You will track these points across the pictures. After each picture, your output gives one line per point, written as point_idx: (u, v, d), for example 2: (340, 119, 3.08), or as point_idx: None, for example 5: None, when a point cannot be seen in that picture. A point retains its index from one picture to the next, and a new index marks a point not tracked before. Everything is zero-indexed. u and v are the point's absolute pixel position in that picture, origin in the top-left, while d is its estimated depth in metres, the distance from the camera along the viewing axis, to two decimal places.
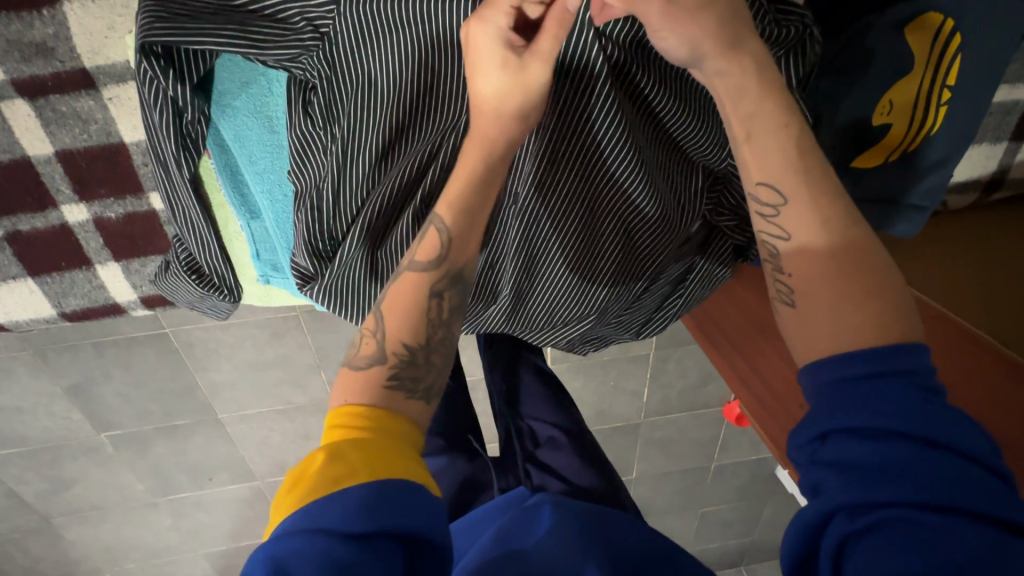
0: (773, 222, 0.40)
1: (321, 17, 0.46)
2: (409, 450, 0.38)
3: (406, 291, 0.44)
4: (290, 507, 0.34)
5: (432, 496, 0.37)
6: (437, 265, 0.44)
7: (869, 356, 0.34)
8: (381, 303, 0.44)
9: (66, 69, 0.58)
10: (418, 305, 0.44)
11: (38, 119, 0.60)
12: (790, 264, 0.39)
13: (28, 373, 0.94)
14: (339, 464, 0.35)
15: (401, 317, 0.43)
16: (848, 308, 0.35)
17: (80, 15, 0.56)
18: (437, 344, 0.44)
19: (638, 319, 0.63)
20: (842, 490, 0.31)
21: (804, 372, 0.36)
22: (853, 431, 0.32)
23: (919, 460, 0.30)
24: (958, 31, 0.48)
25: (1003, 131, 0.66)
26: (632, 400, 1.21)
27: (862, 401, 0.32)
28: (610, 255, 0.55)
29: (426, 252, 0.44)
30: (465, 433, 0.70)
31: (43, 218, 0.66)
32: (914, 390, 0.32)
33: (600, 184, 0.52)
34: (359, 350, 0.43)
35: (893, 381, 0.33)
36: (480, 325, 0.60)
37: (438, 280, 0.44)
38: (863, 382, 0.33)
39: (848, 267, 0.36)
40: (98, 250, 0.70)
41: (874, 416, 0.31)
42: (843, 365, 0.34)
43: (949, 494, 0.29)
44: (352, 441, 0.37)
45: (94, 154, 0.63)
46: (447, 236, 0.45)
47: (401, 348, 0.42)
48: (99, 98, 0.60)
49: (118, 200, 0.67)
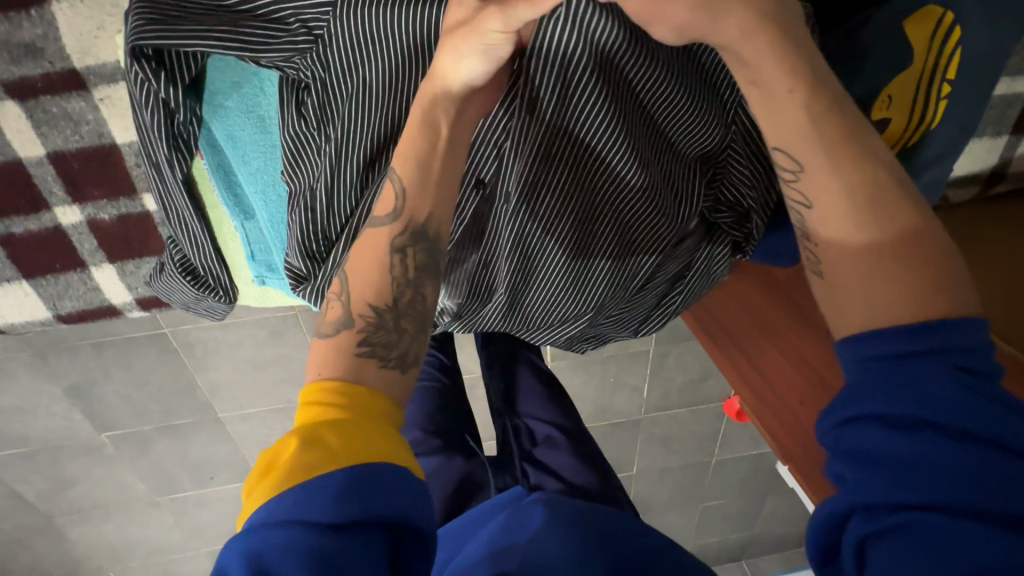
0: (794, 188, 0.39)
1: (315, 18, 0.45)
2: (387, 430, 0.38)
3: (373, 250, 0.44)
4: (264, 496, 0.34)
5: (414, 480, 0.37)
6: (395, 218, 0.44)
7: (900, 335, 0.33)
8: (345, 265, 0.44)
9: (56, 70, 0.58)
10: (382, 262, 0.44)
11: (29, 121, 0.60)
12: (823, 246, 0.38)
13: (27, 374, 0.94)
14: (315, 449, 0.35)
15: (366, 277, 0.43)
16: (879, 284, 0.34)
17: (70, 16, 0.56)
18: (406, 307, 0.43)
19: (636, 317, 0.62)
20: (864, 482, 0.31)
21: (840, 345, 0.36)
22: (880, 419, 0.32)
23: (949, 453, 0.29)
24: (958, 23, 0.48)
25: (1003, 124, 0.66)
26: (632, 396, 1.21)
27: (893, 389, 0.32)
28: (605, 252, 0.55)
29: (382, 206, 0.45)
30: (462, 432, 0.70)
31: (37, 220, 0.66)
32: (949, 376, 0.31)
33: (594, 180, 0.52)
34: (324, 317, 0.43)
35: (930, 366, 0.31)
36: (475, 324, 0.60)
37: (399, 235, 0.44)
38: (896, 364, 0.32)
39: (880, 248, 0.35)
40: (93, 252, 0.69)
41: (904, 404, 0.31)
42: (875, 341, 0.34)
43: (981, 492, 0.28)
44: (326, 423, 0.36)
45: (87, 155, 0.63)
46: (400, 187, 0.45)
47: (367, 311, 0.42)
48: (91, 99, 0.60)
49: (112, 202, 0.66)
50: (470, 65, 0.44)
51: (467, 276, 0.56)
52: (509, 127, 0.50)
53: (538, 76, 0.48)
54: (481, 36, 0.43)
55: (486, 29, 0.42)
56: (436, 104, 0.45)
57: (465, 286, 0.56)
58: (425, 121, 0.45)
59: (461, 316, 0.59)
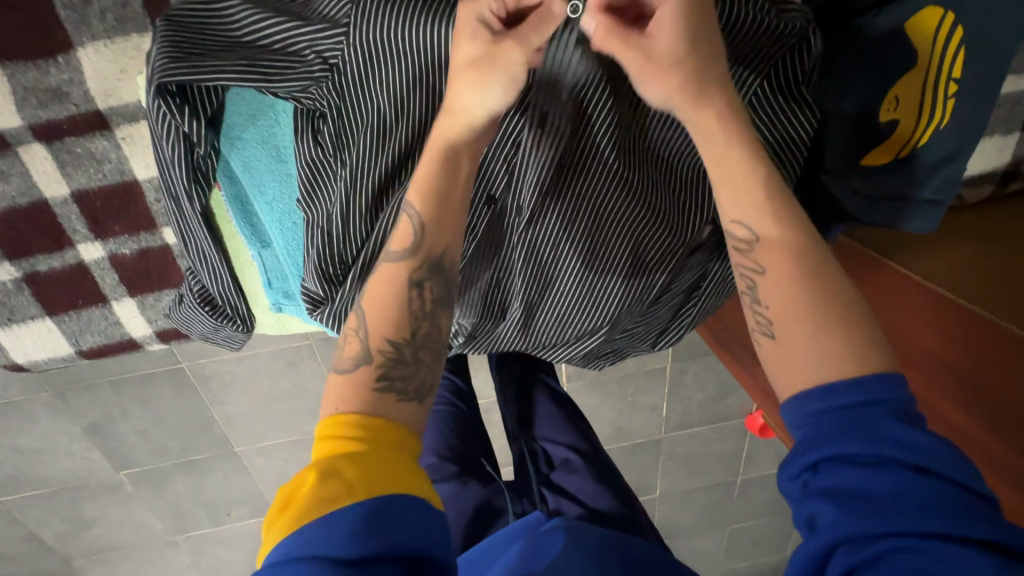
0: (748, 256, 0.42)
1: (330, 49, 0.47)
2: (407, 462, 0.37)
3: (389, 290, 0.44)
4: (280, 533, 0.33)
5: (434, 514, 0.36)
6: (412, 254, 0.45)
7: (846, 387, 0.35)
8: (362, 302, 0.44)
9: (80, 112, 0.60)
10: (398, 301, 0.44)
11: (54, 162, 0.62)
12: (766, 296, 0.41)
13: (48, 413, 0.94)
14: (332, 482, 0.34)
15: (384, 314, 0.43)
16: (827, 337, 0.37)
17: (93, 60, 0.58)
18: (423, 339, 0.44)
19: (653, 329, 0.61)
20: (841, 519, 0.31)
21: (786, 405, 0.38)
22: (844, 458, 0.33)
23: (909, 486, 0.31)
24: (960, 24, 0.47)
25: (1013, 122, 0.66)
26: (652, 415, 1.18)
27: (849, 429, 0.33)
28: (618, 261, 0.54)
29: (400, 241, 0.45)
30: (479, 455, 0.67)
31: (60, 258, 0.67)
32: (898, 417, 0.33)
33: (601, 191, 0.52)
34: (342, 351, 0.43)
35: (874, 410, 0.34)
36: (491, 342, 0.59)
37: (417, 269, 0.45)
38: (843, 413, 0.34)
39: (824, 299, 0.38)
40: (114, 286, 0.70)
41: (863, 442, 0.33)
42: (822, 396, 0.36)
43: (956, 523, 0.29)
44: (345, 456, 0.36)
45: (108, 193, 0.65)
46: (419, 222, 0.45)
47: (385, 346, 0.42)
48: (113, 139, 0.62)
49: (132, 237, 0.68)
50: (495, 99, 0.44)
51: (479, 295, 0.55)
52: (517, 141, 0.50)
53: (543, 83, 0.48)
54: (505, 70, 0.43)
55: (509, 63, 0.43)
56: (453, 138, 0.45)
57: (479, 305, 0.55)
58: (448, 151, 0.46)
59: (476, 336, 0.58)
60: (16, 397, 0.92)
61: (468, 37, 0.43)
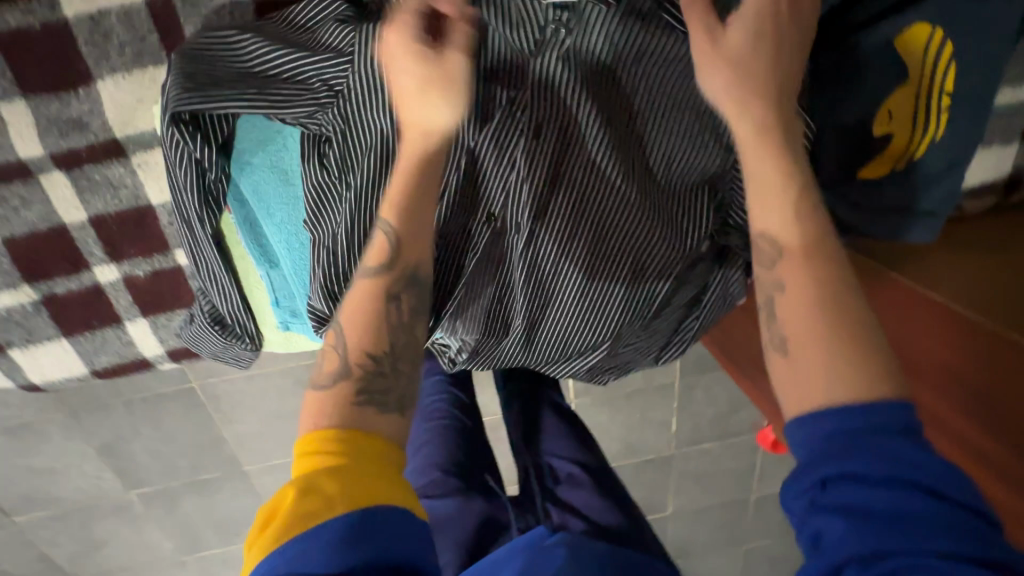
0: (771, 271, 0.43)
1: (336, 77, 0.49)
2: (387, 475, 0.38)
3: (366, 304, 0.45)
4: (261, 552, 0.34)
5: (416, 525, 0.37)
6: (388, 267, 0.45)
7: (864, 406, 0.35)
8: (341, 319, 0.45)
9: (99, 141, 0.63)
10: (376, 316, 0.44)
11: (74, 188, 0.64)
12: (783, 312, 0.41)
13: (62, 433, 0.96)
14: (312, 499, 0.35)
15: (362, 327, 0.44)
16: (843, 350, 0.37)
17: (112, 90, 0.60)
18: (401, 350, 0.44)
19: (657, 343, 0.61)
20: (855, 538, 0.31)
21: (789, 425, 0.38)
22: (856, 477, 0.33)
23: (921, 504, 0.31)
24: (948, 40, 0.49)
25: (1010, 134, 0.68)
26: (661, 431, 1.17)
27: (862, 448, 0.34)
28: (618, 276, 0.54)
29: (377, 255, 0.45)
30: (480, 471, 0.65)
31: (77, 280, 0.69)
32: (910, 438, 0.34)
33: (600, 207, 0.52)
34: (321, 367, 0.43)
35: (887, 430, 0.34)
36: (495, 359, 0.60)
37: (394, 282, 0.45)
38: (857, 432, 0.34)
39: (838, 314, 0.39)
40: (127, 307, 0.72)
41: (876, 462, 0.33)
42: (836, 416, 0.35)
43: (962, 546, 0.30)
44: (324, 472, 0.36)
45: (123, 218, 0.67)
46: (395, 239, 0.46)
47: (363, 359, 0.43)
48: (129, 165, 0.64)
49: (146, 259, 0.70)
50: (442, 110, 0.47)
51: (482, 312, 0.56)
52: (514, 161, 0.51)
53: (537, 102, 0.50)
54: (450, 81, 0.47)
55: (454, 74, 0.47)
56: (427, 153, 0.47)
57: (482, 322, 0.56)
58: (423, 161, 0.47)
59: (480, 352, 0.59)
60: (31, 417, 0.94)
61: (405, 61, 0.46)
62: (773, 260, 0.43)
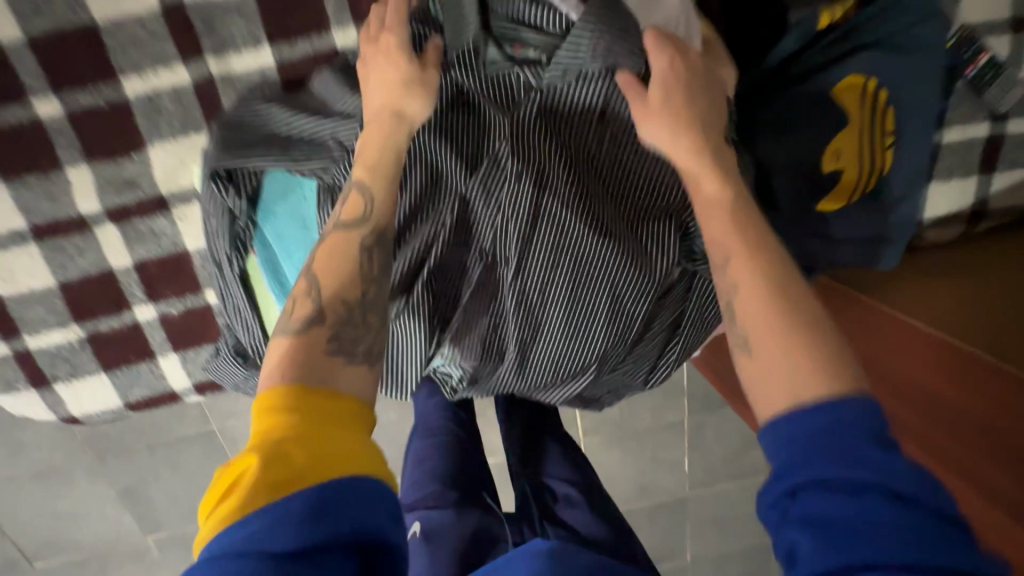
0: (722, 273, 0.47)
1: (347, 136, 0.58)
2: (329, 451, 0.40)
3: (340, 258, 0.50)
4: (217, 527, 0.37)
5: (359, 499, 0.39)
6: (364, 220, 0.52)
7: (822, 410, 0.38)
8: (314, 260, 0.51)
9: (146, 196, 0.71)
10: (351, 262, 0.50)
11: (123, 239, 0.72)
12: (739, 314, 0.45)
13: (87, 477, 1.01)
14: (260, 478, 0.38)
15: (333, 274, 0.50)
16: (797, 354, 0.41)
17: (161, 155, 0.69)
18: (371, 302, 0.50)
19: (643, 365, 0.66)
20: (819, 546, 0.34)
21: (762, 430, 0.40)
22: (820, 484, 0.36)
23: (888, 516, 0.33)
24: (882, 88, 0.57)
25: (970, 167, 0.74)
26: (673, 472, 1.18)
27: (827, 454, 0.36)
28: (601, 303, 0.59)
29: (352, 210, 0.52)
30: (480, 488, 0.66)
31: (118, 319, 0.76)
32: (872, 443, 0.36)
33: (580, 242, 0.57)
34: (292, 313, 0.48)
35: (850, 433, 0.37)
36: (493, 384, 0.64)
37: (367, 237, 0.52)
38: (821, 436, 0.37)
39: (792, 319, 0.42)
40: (161, 342, 0.79)
41: (841, 468, 0.35)
42: (800, 423, 0.38)
43: (921, 544, 0.32)
44: (273, 450, 0.39)
45: (162, 263, 0.74)
46: (369, 196, 0.53)
47: (339, 304, 0.48)
48: (170, 217, 0.72)
49: (180, 299, 0.77)
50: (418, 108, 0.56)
51: (479, 339, 0.60)
52: (499, 202, 0.57)
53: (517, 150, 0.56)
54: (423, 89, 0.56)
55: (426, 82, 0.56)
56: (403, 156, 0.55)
57: (479, 349, 0.61)
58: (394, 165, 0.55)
59: (478, 378, 0.63)
60: (60, 462, 1.00)
61: (388, 79, 0.56)
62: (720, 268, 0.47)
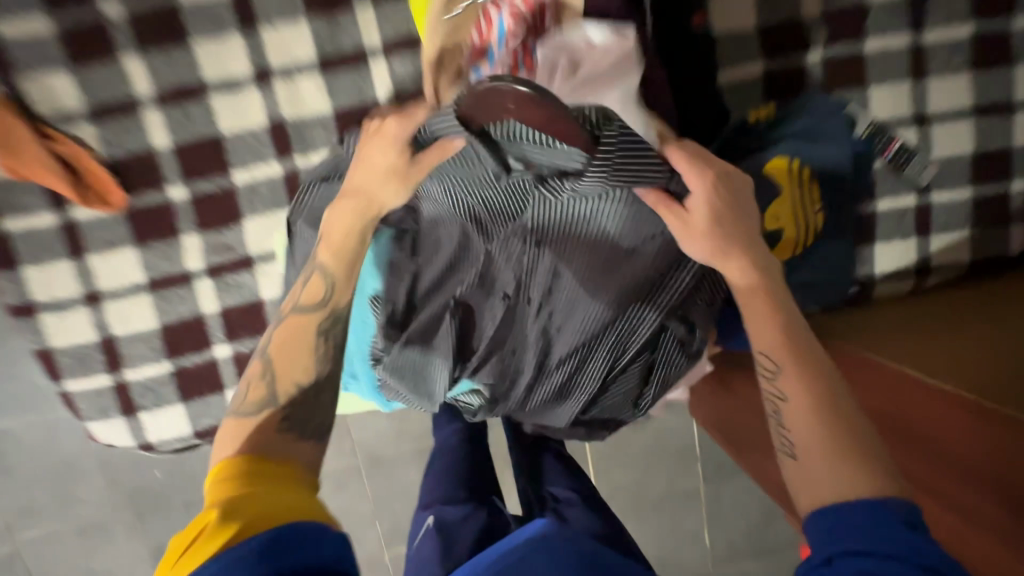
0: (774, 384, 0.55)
1: None
2: (282, 499, 0.47)
3: (296, 339, 0.60)
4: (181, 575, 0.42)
5: (310, 534, 0.45)
6: (323, 305, 0.61)
7: (869, 504, 0.45)
8: (269, 350, 0.60)
9: (239, 256, 0.88)
10: (309, 347, 0.60)
11: (215, 288, 0.89)
12: (790, 423, 0.53)
13: (126, 532, 1.11)
14: (221, 526, 0.44)
15: (292, 361, 0.59)
16: (842, 460, 0.48)
17: (252, 226, 0.87)
18: (324, 384, 0.60)
19: (631, 395, 0.75)
20: None
21: (811, 518, 0.47)
22: (860, 553, 0.43)
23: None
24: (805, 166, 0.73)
25: (907, 231, 0.88)
26: (693, 542, 1.21)
27: (867, 531, 0.44)
28: (596, 347, 0.69)
29: (313, 295, 0.61)
30: (489, 492, 0.74)
31: (201, 355, 0.92)
32: (904, 522, 0.44)
33: (579, 301, 0.66)
34: (246, 397, 0.57)
35: (886, 511, 0.44)
36: (504, 407, 0.76)
37: (325, 320, 0.61)
38: (862, 518, 0.44)
39: (847, 430, 0.50)
40: (232, 376, 0.93)
41: (878, 542, 0.43)
42: (843, 513, 0.45)
43: None
44: (231, 502, 0.46)
45: (242, 308, 0.91)
46: (330, 283, 0.61)
47: (291, 388, 0.58)
48: (253, 272, 0.90)
49: (251, 338, 0.92)
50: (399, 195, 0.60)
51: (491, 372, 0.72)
52: (511, 267, 0.65)
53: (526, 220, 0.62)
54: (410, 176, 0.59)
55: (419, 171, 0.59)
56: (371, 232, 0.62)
57: (491, 378, 0.72)
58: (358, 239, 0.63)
59: (492, 402, 0.75)
60: (103, 517, 1.10)
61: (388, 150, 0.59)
62: (773, 376, 0.55)
